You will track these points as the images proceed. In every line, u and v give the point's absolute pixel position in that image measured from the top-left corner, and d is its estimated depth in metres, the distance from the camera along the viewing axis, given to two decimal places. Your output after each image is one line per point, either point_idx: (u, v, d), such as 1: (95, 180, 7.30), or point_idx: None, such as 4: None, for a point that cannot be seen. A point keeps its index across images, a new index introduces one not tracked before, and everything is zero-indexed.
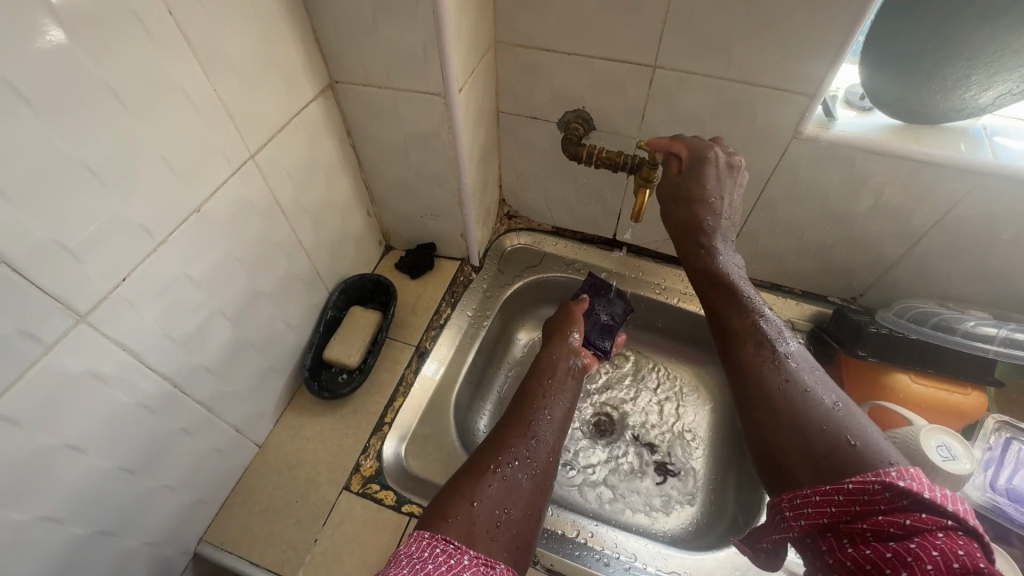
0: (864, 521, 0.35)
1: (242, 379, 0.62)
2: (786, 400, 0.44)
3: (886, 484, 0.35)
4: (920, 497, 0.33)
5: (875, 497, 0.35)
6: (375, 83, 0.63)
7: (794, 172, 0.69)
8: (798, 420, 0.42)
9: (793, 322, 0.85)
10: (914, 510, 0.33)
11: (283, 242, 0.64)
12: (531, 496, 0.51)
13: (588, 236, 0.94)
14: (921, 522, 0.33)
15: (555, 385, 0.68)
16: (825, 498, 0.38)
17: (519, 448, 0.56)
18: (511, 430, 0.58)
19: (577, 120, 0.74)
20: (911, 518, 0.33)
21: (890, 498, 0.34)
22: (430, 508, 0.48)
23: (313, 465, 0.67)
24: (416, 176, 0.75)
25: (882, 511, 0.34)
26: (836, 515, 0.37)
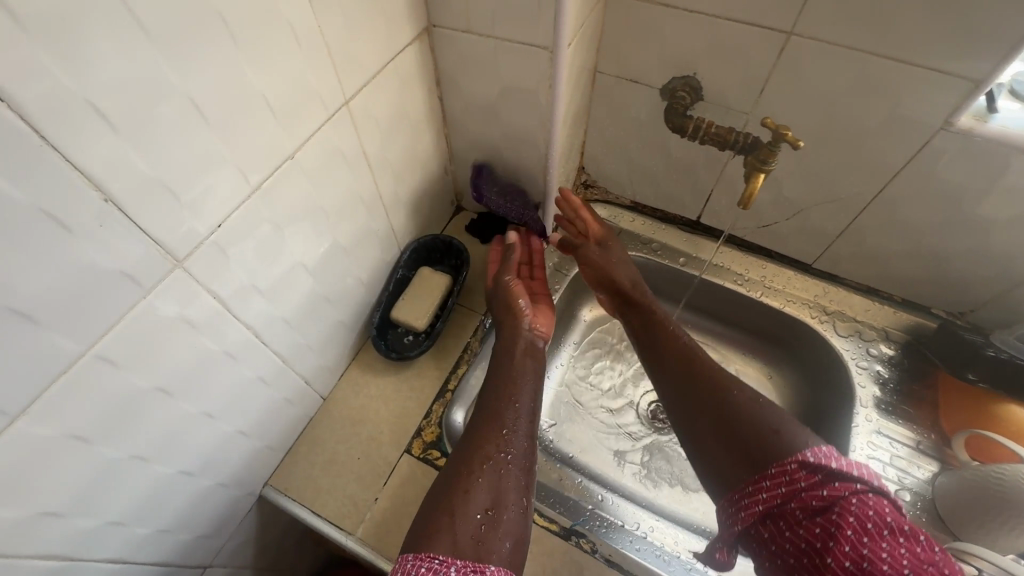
0: (796, 502, 0.45)
1: (315, 332, 0.61)
2: (719, 403, 0.54)
3: (801, 462, 0.46)
4: (822, 465, 0.45)
5: (796, 476, 0.45)
6: (477, 30, 0.58)
7: (930, 169, 0.61)
8: (727, 414, 0.53)
9: (886, 331, 0.78)
10: (828, 480, 0.44)
11: (366, 194, 0.61)
12: (512, 491, 0.52)
13: (668, 215, 0.88)
14: (836, 490, 0.43)
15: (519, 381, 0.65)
16: (771, 492, 0.47)
17: (489, 447, 0.55)
18: (482, 432, 0.57)
19: (685, 88, 0.67)
20: (828, 489, 0.44)
21: (809, 476, 0.45)
22: (416, 527, 0.49)
23: (376, 424, 0.67)
24: (502, 135, 0.70)
25: (803, 487, 0.45)
26: (782, 505, 0.46)
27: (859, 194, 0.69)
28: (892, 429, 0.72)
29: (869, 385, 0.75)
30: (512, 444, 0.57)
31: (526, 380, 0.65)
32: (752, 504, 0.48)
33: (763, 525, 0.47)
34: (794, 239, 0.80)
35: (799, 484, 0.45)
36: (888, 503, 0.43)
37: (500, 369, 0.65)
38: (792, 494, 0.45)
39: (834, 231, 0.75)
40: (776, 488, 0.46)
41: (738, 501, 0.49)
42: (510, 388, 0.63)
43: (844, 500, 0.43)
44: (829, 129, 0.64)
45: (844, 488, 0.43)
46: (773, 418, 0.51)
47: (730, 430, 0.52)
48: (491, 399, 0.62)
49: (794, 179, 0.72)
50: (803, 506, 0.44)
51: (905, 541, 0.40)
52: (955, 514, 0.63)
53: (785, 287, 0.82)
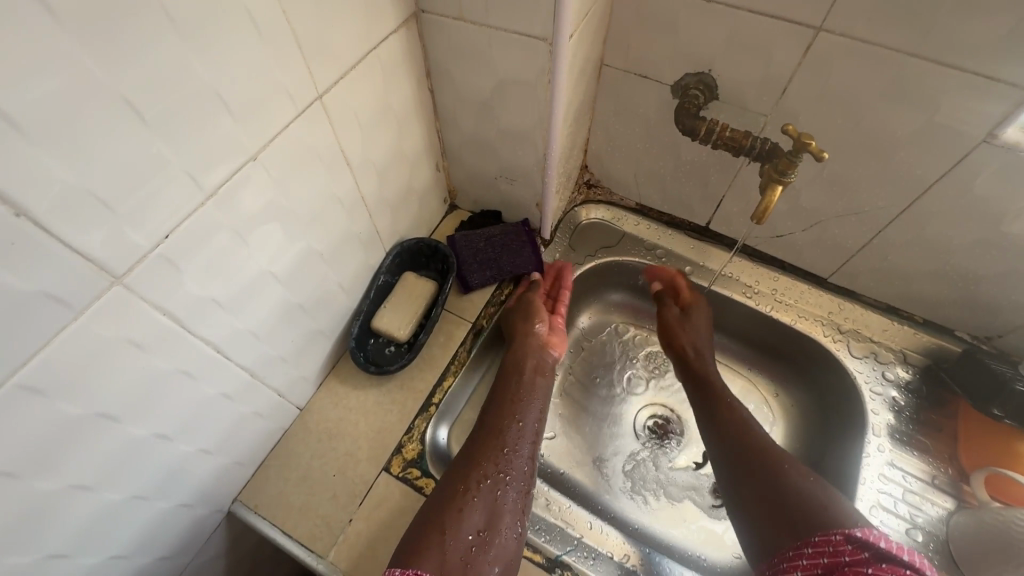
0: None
1: (289, 343, 0.57)
2: (776, 476, 0.56)
3: (847, 536, 0.46)
4: (870, 543, 0.44)
5: (838, 548, 0.46)
6: (469, 17, 0.52)
7: (966, 185, 0.56)
8: (789, 492, 0.54)
9: (905, 353, 0.73)
10: (874, 559, 0.43)
11: (346, 196, 0.56)
12: (507, 514, 0.53)
13: (676, 219, 0.83)
14: (879, 570, 0.42)
15: (527, 393, 0.65)
16: (812, 559, 0.47)
17: (489, 463, 0.56)
18: (484, 445, 0.57)
19: (698, 86, 0.61)
20: (871, 567, 0.43)
21: (853, 549, 0.45)
22: (406, 539, 0.50)
23: (354, 439, 0.63)
24: (497, 132, 0.65)
25: (846, 560, 0.45)
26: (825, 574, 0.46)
27: (884, 209, 0.63)
28: (905, 461, 0.68)
29: (883, 412, 0.70)
30: (512, 460, 0.57)
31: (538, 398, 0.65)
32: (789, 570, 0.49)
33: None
34: (810, 251, 0.74)
35: (841, 556, 0.45)
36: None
37: (506, 383, 0.64)
38: (834, 564, 0.45)
39: (854, 245, 0.69)
40: (818, 556, 0.47)
41: (774, 566, 0.50)
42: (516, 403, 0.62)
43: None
44: (857, 136, 0.58)
45: (889, 570, 0.42)
46: (821, 495, 0.53)
47: (781, 502, 0.54)
48: (496, 410, 0.62)
49: (813, 189, 0.66)
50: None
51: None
52: (972, 557, 0.59)
53: (797, 302, 0.77)
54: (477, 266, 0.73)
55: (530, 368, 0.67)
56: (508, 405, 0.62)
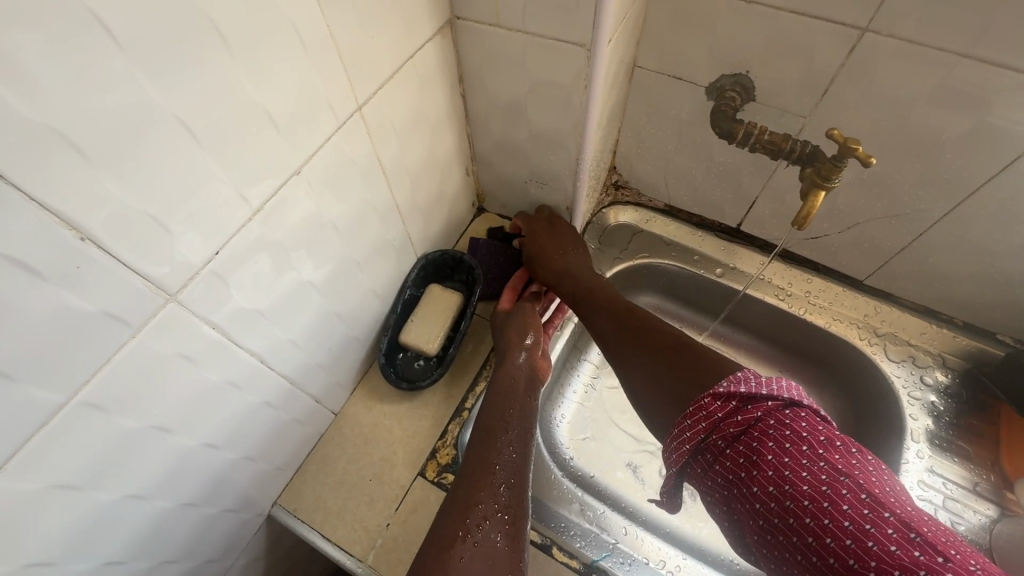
0: (716, 434, 0.46)
1: (326, 350, 0.58)
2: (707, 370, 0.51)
3: (713, 395, 0.47)
4: (734, 391, 0.46)
5: (711, 411, 0.47)
6: (504, 23, 0.51)
7: (1017, 189, 0.54)
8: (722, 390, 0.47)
9: (943, 357, 0.71)
10: (742, 404, 0.46)
11: (381, 204, 0.56)
12: (509, 557, 0.47)
13: (705, 221, 0.82)
14: (750, 414, 0.45)
15: (517, 416, 0.59)
16: (694, 430, 0.47)
17: (485, 503, 0.50)
18: (473, 485, 0.52)
19: (735, 88, 0.60)
20: (741, 413, 0.45)
21: (723, 406, 0.46)
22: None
23: (389, 443, 0.64)
24: (528, 137, 0.64)
25: (720, 418, 0.46)
26: (706, 438, 0.46)
27: (927, 211, 0.61)
28: (944, 468, 0.66)
29: (921, 418, 0.69)
30: (506, 496, 0.52)
31: (523, 419, 0.60)
32: (681, 445, 0.48)
33: (695, 462, 0.48)
34: (846, 254, 0.73)
35: (716, 416, 0.46)
36: (805, 414, 0.45)
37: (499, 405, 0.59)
38: (712, 427, 0.46)
39: (893, 247, 0.68)
40: (696, 424, 0.47)
41: (670, 446, 0.50)
42: (502, 428, 0.57)
43: (759, 422, 0.45)
44: (901, 139, 0.56)
45: (756, 409, 0.45)
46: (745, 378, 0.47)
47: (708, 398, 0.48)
48: (486, 440, 0.56)
49: (852, 191, 0.64)
50: (723, 436, 0.46)
51: (826, 453, 0.42)
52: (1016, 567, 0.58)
53: (832, 304, 0.75)
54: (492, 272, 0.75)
55: (517, 386, 0.62)
56: (495, 434, 0.57)
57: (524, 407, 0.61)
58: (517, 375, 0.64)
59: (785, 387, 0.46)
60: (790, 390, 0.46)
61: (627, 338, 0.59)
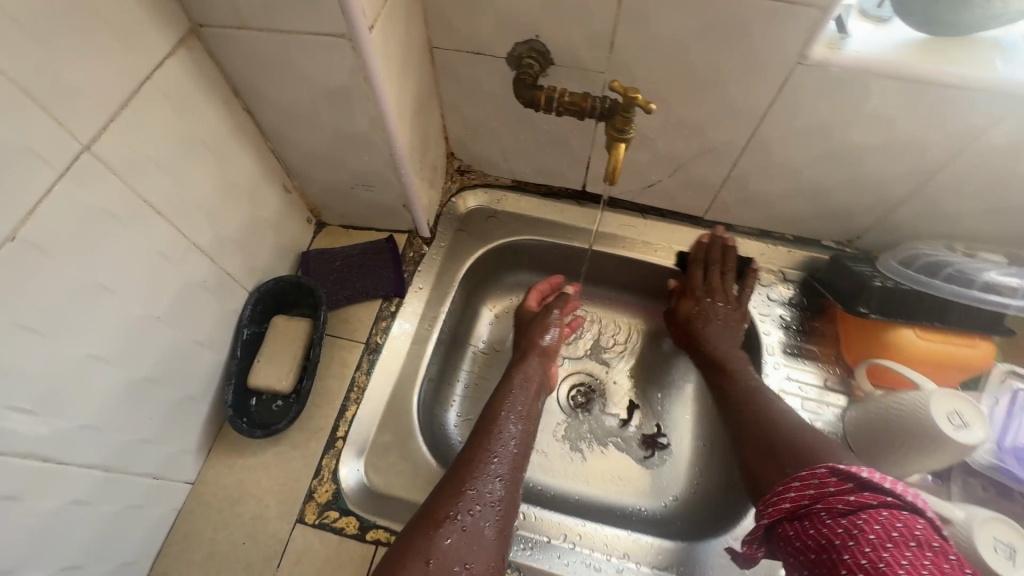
0: (823, 504, 0.45)
1: (148, 422, 0.51)
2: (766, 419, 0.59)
3: (834, 469, 0.46)
4: (856, 474, 0.45)
5: (825, 481, 0.46)
6: (253, 24, 0.46)
7: (794, 109, 0.58)
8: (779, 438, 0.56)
9: (783, 273, 0.77)
10: (859, 488, 0.44)
11: (170, 248, 0.50)
12: (494, 541, 0.50)
13: (553, 189, 0.82)
14: (864, 498, 0.44)
15: (523, 412, 0.63)
16: (799, 493, 0.48)
17: (478, 487, 0.53)
18: (469, 471, 0.54)
19: (531, 54, 0.59)
20: (856, 495, 0.44)
21: (839, 481, 0.45)
22: (385, 559, 0.48)
23: (259, 498, 0.59)
24: (336, 142, 0.60)
25: (831, 490, 0.45)
26: (809, 505, 0.46)
27: (733, 143, 0.65)
28: (801, 371, 0.72)
29: (773, 331, 0.74)
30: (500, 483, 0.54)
31: (528, 421, 0.62)
32: (779, 502, 0.49)
33: (791, 526, 0.47)
34: (682, 196, 0.76)
35: (828, 488, 0.46)
36: (925, 523, 0.42)
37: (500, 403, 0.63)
38: (820, 496, 0.46)
39: (717, 181, 0.71)
40: (805, 489, 0.47)
41: (766, 502, 0.50)
42: (507, 424, 0.60)
43: (873, 509, 0.43)
44: (689, 78, 0.58)
45: (873, 497, 0.43)
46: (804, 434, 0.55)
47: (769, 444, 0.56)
48: (483, 428, 0.60)
49: (667, 136, 0.66)
50: (829, 509, 0.45)
51: (933, 556, 0.39)
52: (866, 446, 0.64)
53: (681, 245, 0.79)
54: (331, 284, 0.70)
55: (528, 389, 0.66)
56: (500, 425, 0.60)
57: (523, 407, 0.63)
58: (530, 373, 0.68)
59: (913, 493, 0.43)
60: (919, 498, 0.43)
61: (734, 413, 0.63)
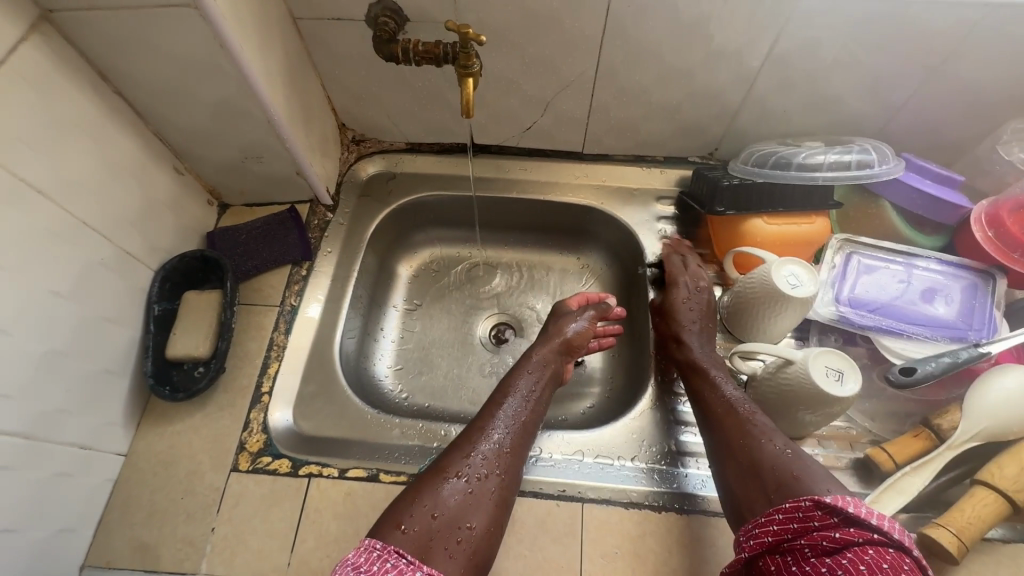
0: (807, 540, 0.44)
1: (64, 394, 0.54)
2: (749, 447, 0.54)
3: (817, 502, 0.45)
4: (840, 508, 0.44)
5: (809, 514, 0.45)
6: (100, 4, 0.50)
7: (624, 33, 0.65)
8: (764, 465, 0.52)
9: (660, 191, 0.85)
10: (843, 523, 0.43)
11: (58, 226, 0.53)
12: (496, 504, 0.54)
13: (445, 146, 0.88)
14: (848, 535, 0.43)
15: (531, 393, 0.65)
16: (782, 526, 0.47)
17: (483, 451, 0.56)
18: (478, 437, 0.58)
19: (385, 14, 0.65)
20: (840, 531, 0.43)
21: (823, 515, 0.44)
22: (394, 504, 0.52)
23: (192, 456, 0.62)
24: (215, 116, 0.64)
25: (816, 525, 0.44)
26: (793, 540, 0.45)
27: (585, 74, 0.72)
28: None
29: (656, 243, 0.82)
30: (506, 453, 0.57)
31: (538, 401, 0.65)
32: (760, 536, 0.48)
33: (771, 559, 0.47)
34: (559, 134, 0.83)
35: (812, 523, 0.45)
36: (910, 561, 0.41)
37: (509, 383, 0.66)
38: (804, 530, 0.45)
39: (583, 113, 0.78)
40: (788, 522, 0.46)
41: (748, 532, 0.49)
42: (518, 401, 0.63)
43: (858, 547, 0.42)
44: (528, 18, 0.65)
45: (857, 534, 0.42)
46: (790, 463, 0.51)
47: (754, 469, 0.52)
48: (495, 403, 0.63)
49: (528, 77, 0.73)
50: (814, 545, 0.44)
51: None
52: (737, 325, 0.72)
53: (567, 180, 0.86)
54: (239, 257, 0.73)
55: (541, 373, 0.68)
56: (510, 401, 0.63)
57: (534, 390, 0.65)
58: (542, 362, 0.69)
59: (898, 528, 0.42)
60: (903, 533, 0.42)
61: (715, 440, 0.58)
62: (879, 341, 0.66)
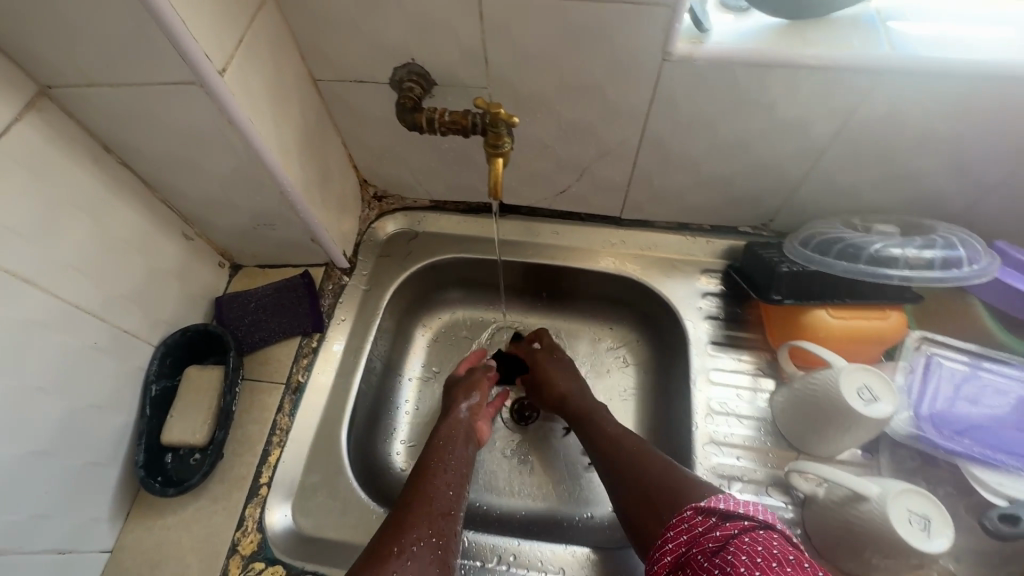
0: (697, 547, 0.44)
1: (43, 496, 0.50)
2: (643, 486, 0.56)
3: (700, 509, 0.47)
4: (715, 508, 0.46)
5: (694, 522, 0.47)
6: (100, 81, 0.46)
7: (673, 103, 0.58)
8: (654, 492, 0.54)
9: (704, 263, 0.77)
10: (721, 520, 0.45)
11: (47, 315, 0.49)
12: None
13: (471, 205, 0.82)
14: (727, 529, 0.44)
15: (456, 454, 0.62)
16: (676, 542, 0.47)
17: (421, 523, 0.51)
18: (411, 507, 0.53)
19: (410, 78, 0.59)
20: (720, 529, 0.44)
21: (705, 520, 0.46)
22: None
23: (181, 557, 0.57)
24: (224, 186, 0.59)
25: (702, 529, 0.45)
26: (687, 552, 0.45)
27: (627, 142, 0.65)
28: (733, 361, 0.71)
29: (701, 323, 0.73)
30: (443, 520, 0.53)
31: (463, 459, 0.61)
32: (663, 557, 0.47)
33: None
34: (595, 199, 0.76)
35: (697, 529, 0.46)
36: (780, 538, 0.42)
37: (434, 446, 0.62)
38: (694, 539, 0.45)
39: (623, 181, 0.71)
40: (681, 537, 0.47)
41: (652, 558, 0.48)
42: (443, 462, 0.59)
43: (735, 538, 0.42)
44: (566, 85, 0.58)
45: (733, 526, 0.44)
46: (684, 485, 0.53)
47: (652, 501, 0.54)
48: (421, 469, 0.59)
49: (562, 142, 0.66)
50: (703, 549, 0.44)
51: (791, 566, 0.39)
52: (794, 432, 0.63)
53: (602, 246, 0.79)
54: (247, 328, 0.69)
55: (455, 437, 0.64)
56: (436, 463, 0.59)
57: (459, 447, 0.62)
58: (456, 424, 0.66)
59: (764, 513, 0.45)
60: (768, 517, 0.45)
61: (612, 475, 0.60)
62: (970, 471, 0.56)
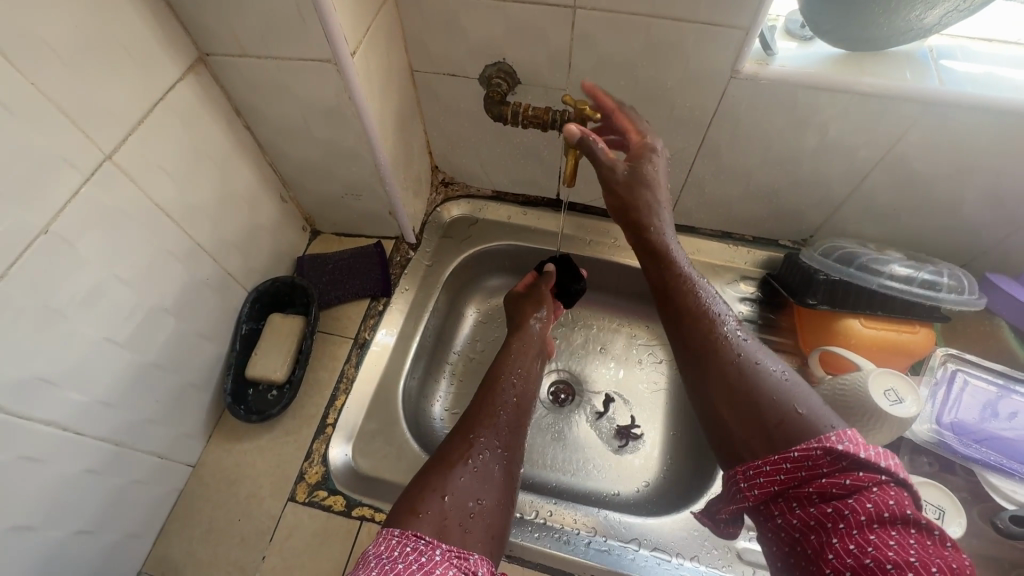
0: (815, 487, 0.39)
1: (153, 405, 0.57)
2: (737, 375, 0.46)
3: (827, 449, 0.38)
4: (850, 454, 0.38)
5: (818, 462, 0.39)
6: (251, 52, 0.54)
7: (734, 116, 0.64)
8: (752, 394, 0.45)
9: (744, 269, 0.82)
10: (852, 468, 0.38)
11: (177, 246, 0.57)
12: (502, 483, 0.53)
13: (530, 198, 0.89)
14: (859, 481, 0.37)
15: (519, 376, 0.66)
16: (788, 473, 0.40)
17: (486, 436, 0.56)
18: (478, 422, 0.58)
19: (499, 75, 0.67)
20: (850, 478, 0.38)
21: (832, 461, 0.38)
22: (401, 499, 0.50)
23: (254, 478, 0.64)
24: (327, 155, 0.67)
25: (825, 473, 0.38)
26: (799, 487, 0.39)
27: (685, 149, 0.71)
28: None
29: None
30: (506, 433, 0.58)
31: (526, 384, 0.66)
32: (760, 483, 0.41)
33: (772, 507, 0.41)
34: None
35: (821, 471, 0.38)
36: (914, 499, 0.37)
37: (501, 364, 0.67)
38: (813, 477, 0.39)
39: (677, 186, 0.77)
40: (792, 470, 0.40)
41: (746, 478, 0.42)
42: (506, 386, 0.64)
43: (870, 495, 0.37)
44: (639, 93, 0.65)
45: (869, 480, 0.37)
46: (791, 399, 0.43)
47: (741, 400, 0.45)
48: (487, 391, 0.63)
49: None
50: (823, 493, 0.38)
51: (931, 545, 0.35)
52: None
53: None
54: (324, 286, 0.76)
55: (526, 356, 0.69)
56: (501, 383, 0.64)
57: (523, 371, 0.67)
58: (528, 340, 0.71)
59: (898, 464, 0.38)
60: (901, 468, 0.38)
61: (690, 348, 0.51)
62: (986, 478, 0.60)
